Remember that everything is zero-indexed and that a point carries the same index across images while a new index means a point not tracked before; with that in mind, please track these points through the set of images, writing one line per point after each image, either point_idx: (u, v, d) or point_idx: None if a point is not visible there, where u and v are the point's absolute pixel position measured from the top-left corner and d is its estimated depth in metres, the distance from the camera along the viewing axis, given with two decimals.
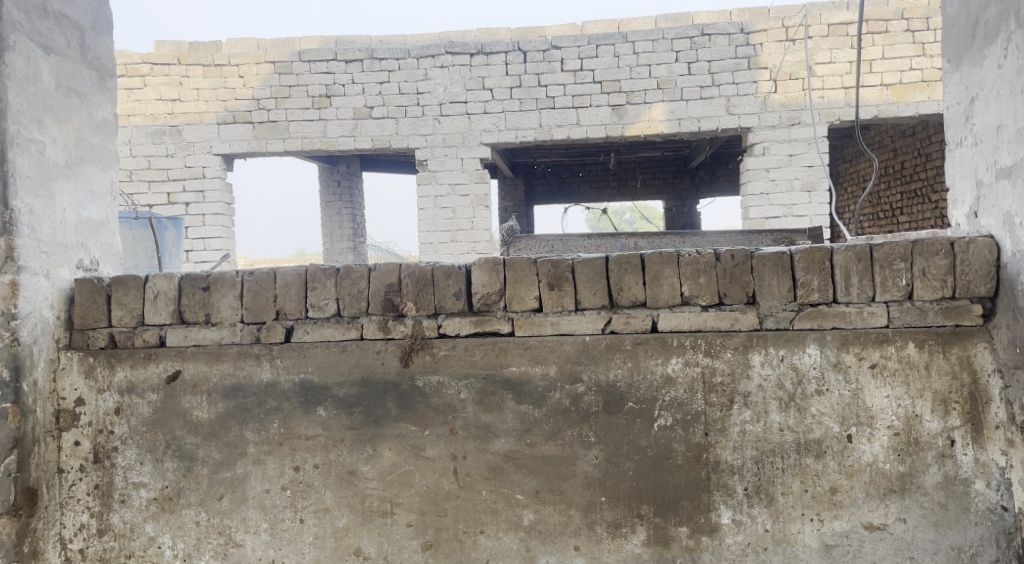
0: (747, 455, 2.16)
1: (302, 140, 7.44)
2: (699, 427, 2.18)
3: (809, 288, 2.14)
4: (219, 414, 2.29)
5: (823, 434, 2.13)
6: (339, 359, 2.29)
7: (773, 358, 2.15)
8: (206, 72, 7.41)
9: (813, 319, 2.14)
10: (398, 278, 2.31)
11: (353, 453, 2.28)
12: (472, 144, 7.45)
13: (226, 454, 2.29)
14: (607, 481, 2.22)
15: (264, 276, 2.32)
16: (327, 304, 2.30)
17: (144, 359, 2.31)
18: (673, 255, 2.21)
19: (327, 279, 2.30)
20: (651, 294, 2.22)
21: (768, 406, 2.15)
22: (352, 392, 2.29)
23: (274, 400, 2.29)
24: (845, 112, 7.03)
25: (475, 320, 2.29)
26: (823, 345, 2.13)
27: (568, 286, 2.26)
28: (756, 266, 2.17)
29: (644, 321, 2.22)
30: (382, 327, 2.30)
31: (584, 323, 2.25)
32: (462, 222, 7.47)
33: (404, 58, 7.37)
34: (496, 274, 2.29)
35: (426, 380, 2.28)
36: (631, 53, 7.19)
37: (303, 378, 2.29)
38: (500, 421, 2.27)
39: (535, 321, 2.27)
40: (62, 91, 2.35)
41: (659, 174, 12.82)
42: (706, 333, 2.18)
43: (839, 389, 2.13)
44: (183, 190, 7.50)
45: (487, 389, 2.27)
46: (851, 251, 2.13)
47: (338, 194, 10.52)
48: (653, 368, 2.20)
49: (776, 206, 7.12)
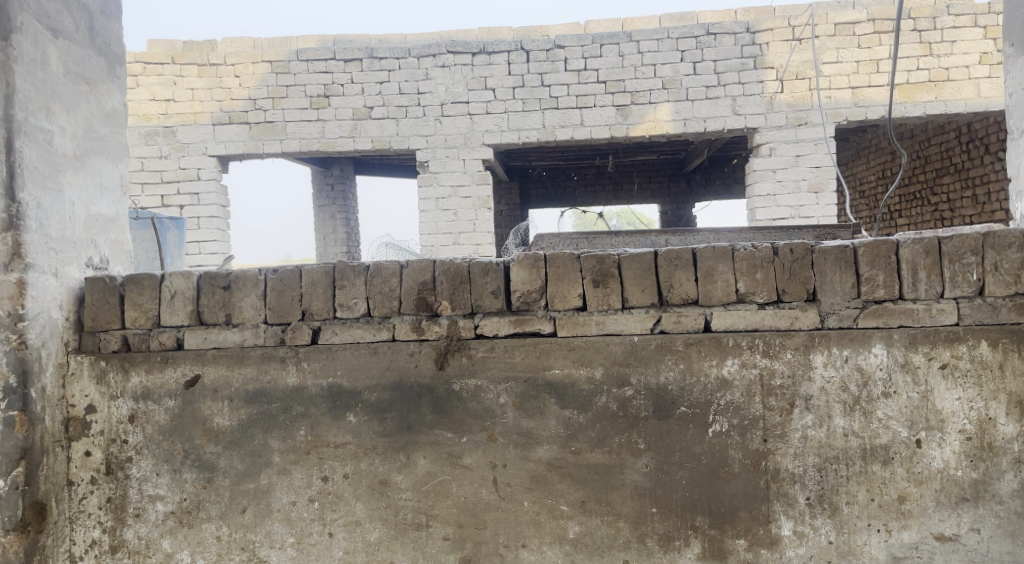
0: (810, 462, 2.03)
1: (300, 141, 7.28)
2: (758, 432, 2.05)
3: (873, 283, 2.02)
4: (242, 421, 2.13)
5: (891, 439, 2.01)
6: (370, 362, 2.14)
7: (837, 359, 2.02)
8: (201, 71, 7.23)
9: (878, 317, 2.02)
10: (433, 275, 2.17)
11: (386, 462, 2.13)
12: (474, 145, 7.31)
13: (249, 464, 2.13)
14: (659, 490, 2.08)
15: (289, 273, 2.16)
16: (357, 303, 2.15)
17: (160, 363, 2.14)
18: (728, 250, 2.09)
19: (357, 277, 2.16)
20: (704, 292, 2.09)
21: (831, 409, 2.02)
22: (384, 397, 2.14)
23: (300, 406, 2.13)
24: (852, 112, 6.98)
25: (515, 320, 2.15)
26: (890, 345, 2.01)
27: (615, 284, 2.12)
28: (817, 261, 2.05)
29: (697, 320, 2.09)
30: (416, 328, 2.15)
31: (633, 322, 2.11)
32: (464, 224, 7.31)
33: (405, 57, 7.23)
34: (536, 271, 2.15)
35: (464, 384, 2.14)
36: (635, 53, 7.09)
37: (331, 383, 2.13)
38: (543, 427, 2.13)
39: (580, 320, 2.13)
40: (70, 78, 2.19)
41: (655, 178, 12.73)
42: (764, 332, 2.05)
43: (907, 391, 2.00)
44: (177, 193, 7.30)
45: (529, 393, 2.13)
46: (918, 245, 2.01)
47: (333, 197, 10.34)
48: (708, 370, 2.07)
49: (783, 207, 7.03)
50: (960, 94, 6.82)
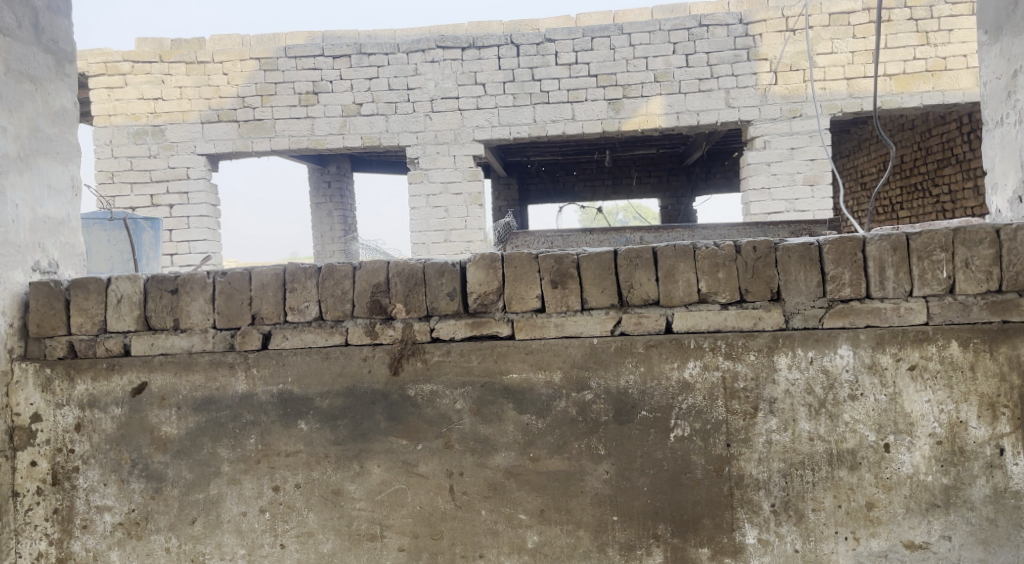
0: (774, 468, 1.96)
1: (289, 138, 7.21)
2: (721, 437, 1.98)
3: (839, 282, 1.95)
4: (190, 430, 2.08)
5: (858, 443, 1.93)
6: (322, 368, 2.08)
7: (802, 361, 1.95)
8: (189, 69, 7.17)
9: (844, 316, 1.94)
10: (386, 277, 2.10)
11: (338, 470, 2.07)
12: (465, 141, 7.24)
13: (198, 474, 2.07)
14: (620, 498, 2.01)
15: (239, 277, 2.10)
16: (308, 306, 2.09)
17: (106, 371, 2.09)
18: (688, 249, 2.02)
19: (309, 279, 2.10)
20: (665, 291, 2.02)
21: (796, 413, 1.95)
22: (337, 403, 2.08)
23: (250, 413, 2.07)
24: (848, 104, 6.87)
25: (472, 323, 2.09)
26: (856, 345, 1.93)
27: (573, 285, 2.06)
28: (781, 259, 1.97)
29: (658, 321, 2.02)
30: (369, 331, 2.09)
31: (592, 324, 2.05)
32: (455, 221, 7.25)
33: (394, 52, 7.16)
34: (493, 272, 2.09)
35: (419, 389, 2.08)
36: (627, 46, 7.01)
37: (282, 389, 2.07)
38: (499, 433, 2.06)
39: (538, 322, 2.07)
40: (12, 76, 2.13)
41: (655, 172, 12.63)
42: (727, 333, 1.98)
43: (875, 394, 1.93)
44: (166, 192, 7.24)
45: (486, 398, 2.07)
46: (886, 241, 1.93)
47: (329, 194, 10.29)
48: (668, 373, 2.00)
49: (779, 201, 6.93)
50: (958, 83, 6.70)
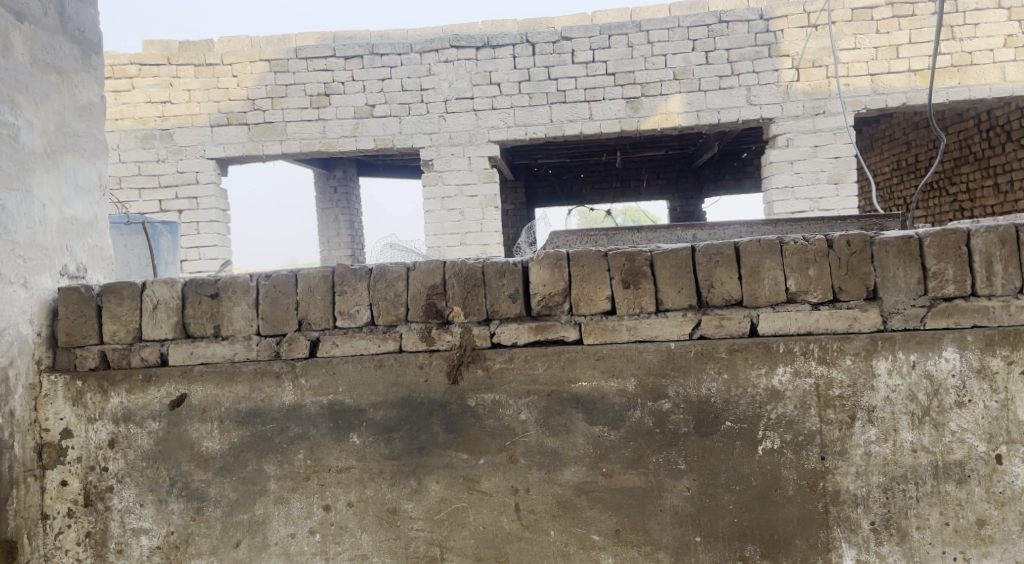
0: (874, 482, 1.80)
1: (300, 141, 7.05)
2: (814, 449, 1.82)
3: (943, 279, 1.79)
4: (233, 445, 1.91)
5: (966, 455, 1.77)
6: (375, 377, 1.91)
7: (903, 365, 1.79)
8: (198, 72, 7.01)
9: (948, 316, 1.78)
10: (443, 278, 1.94)
11: (394, 488, 1.90)
12: (480, 142, 7.08)
13: (243, 493, 1.90)
14: (703, 516, 1.85)
15: (283, 279, 1.94)
16: (359, 311, 1.93)
17: (142, 382, 1.92)
18: (774, 244, 1.86)
19: (359, 281, 1.94)
20: (749, 291, 1.86)
21: (897, 422, 1.79)
22: (392, 415, 1.91)
23: (298, 427, 1.90)
24: (872, 100, 6.72)
25: (536, 326, 1.92)
26: (963, 347, 1.77)
27: (647, 284, 1.90)
28: (877, 255, 1.82)
29: (742, 323, 1.86)
30: (426, 337, 1.92)
31: (669, 327, 1.88)
32: (471, 224, 7.08)
33: (407, 53, 7.01)
34: (559, 271, 1.92)
35: (481, 399, 1.91)
36: (645, 43, 6.86)
37: (332, 401, 1.91)
38: (570, 446, 1.90)
39: (610, 325, 1.90)
40: (38, 67, 1.97)
41: (664, 174, 12.47)
42: (819, 336, 1.82)
43: (984, 400, 1.77)
44: (175, 197, 7.07)
45: (554, 409, 1.90)
46: (993, 234, 1.77)
47: (335, 200, 10.11)
48: (755, 380, 1.84)
49: (802, 200, 6.79)
50: (985, 78, 6.55)
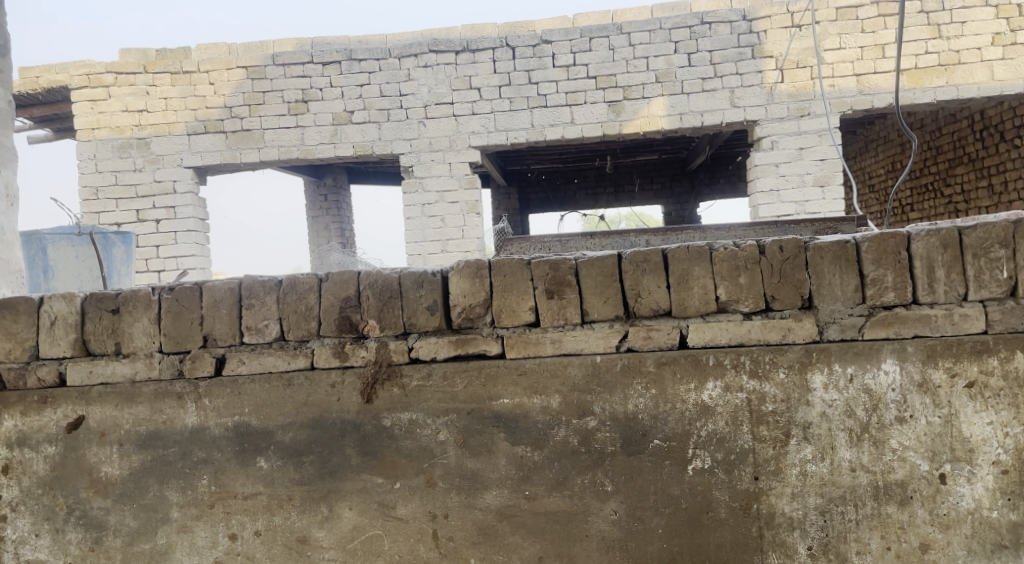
0: (811, 505, 1.68)
1: (279, 149, 6.96)
2: (747, 469, 1.70)
3: (881, 286, 1.67)
4: (134, 470, 1.80)
5: (908, 474, 1.65)
6: (284, 396, 1.80)
7: (840, 379, 1.68)
8: (175, 80, 6.95)
9: (888, 326, 1.67)
10: (357, 290, 1.83)
11: (304, 515, 1.79)
12: (461, 148, 6.98)
13: (144, 521, 1.80)
14: (631, 542, 1.74)
15: (188, 293, 1.83)
16: (267, 325, 1.82)
17: (38, 404, 1.82)
18: (703, 250, 1.74)
19: (268, 294, 1.83)
20: (678, 301, 1.75)
21: (835, 439, 1.67)
22: (301, 437, 1.80)
23: (202, 450, 1.80)
24: (858, 101, 6.60)
25: (456, 340, 1.81)
26: (903, 359, 1.66)
27: (571, 294, 1.78)
28: (812, 260, 1.70)
29: (671, 335, 1.75)
30: (339, 353, 1.81)
31: (594, 339, 1.77)
32: (452, 231, 6.97)
33: (386, 58, 6.92)
34: (479, 281, 1.81)
35: (396, 419, 1.80)
36: (626, 46, 6.76)
37: (237, 422, 1.80)
38: (490, 468, 1.78)
39: (532, 338, 1.79)
40: None
41: (658, 178, 12.34)
42: (752, 348, 1.71)
43: (927, 416, 1.65)
44: (152, 207, 6.99)
45: (474, 428, 1.79)
46: (934, 237, 1.66)
47: (326, 208, 10.05)
48: (684, 396, 1.73)
49: (788, 203, 6.67)
50: (973, 77, 6.40)
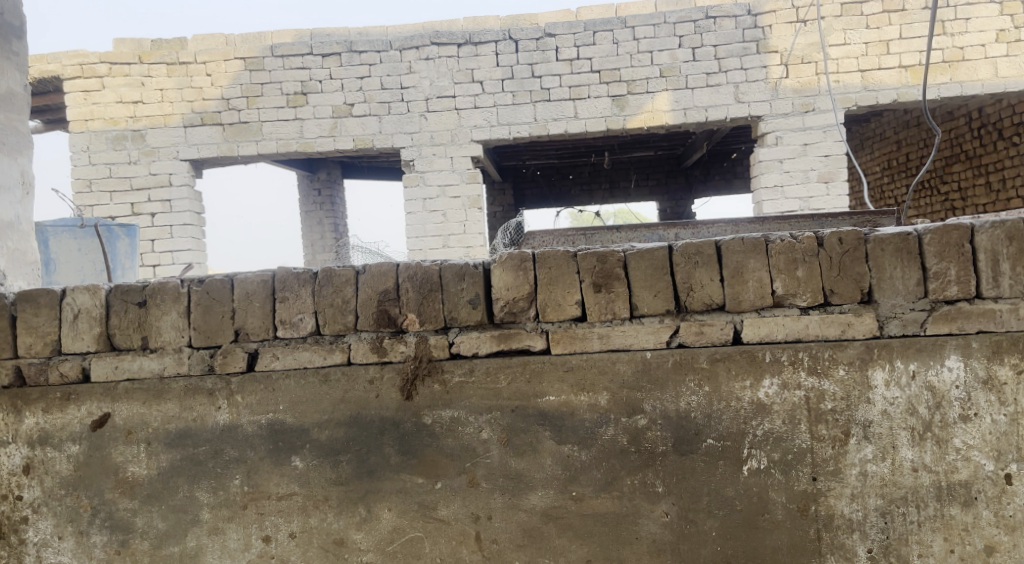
0: (871, 506, 1.63)
1: (277, 141, 6.85)
2: (805, 469, 1.65)
3: (944, 279, 1.62)
4: (163, 470, 1.72)
5: (972, 474, 1.60)
6: (320, 394, 1.72)
7: (902, 376, 1.62)
8: (171, 71, 6.81)
9: (951, 321, 1.61)
10: (396, 282, 1.75)
11: (341, 517, 1.71)
12: (462, 142, 6.89)
13: (173, 523, 1.72)
14: (683, 545, 1.68)
15: (218, 285, 1.75)
16: (302, 319, 1.74)
17: (61, 401, 1.73)
18: (759, 243, 1.68)
19: (302, 286, 1.75)
20: (732, 295, 1.69)
21: (896, 438, 1.62)
22: (338, 436, 1.72)
23: (234, 449, 1.72)
24: (862, 97, 6.56)
25: (499, 335, 1.74)
26: (968, 356, 1.60)
27: (620, 288, 1.71)
28: (872, 253, 1.65)
29: (725, 330, 1.69)
30: (377, 348, 1.73)
31: (645, 335, 1.71)
32: (454, 226, 6.87)
33: (386, 50, 6.82)
34: (523, 274, 1.74)
35: (437, 417, 1.73)
36: (630, 40, 6.70)
37: (271, 420, 1.72)
38: (536, 468, 1.72)
39: (579, 333, 1.72)
40: None
41: (653, 175, 12.31)
42: (809, 344, 1.65)
43: (992, 414, 1.60)
44: (147, 200, 6.86)
45: (519, 426, 1.72)
46: (1000, 229, 1.60)
47: (320, 203, 9.90)
48: (739, 393, 1.67)
49: (792, 199, 6.64)
50: (977, 74, 6.37)
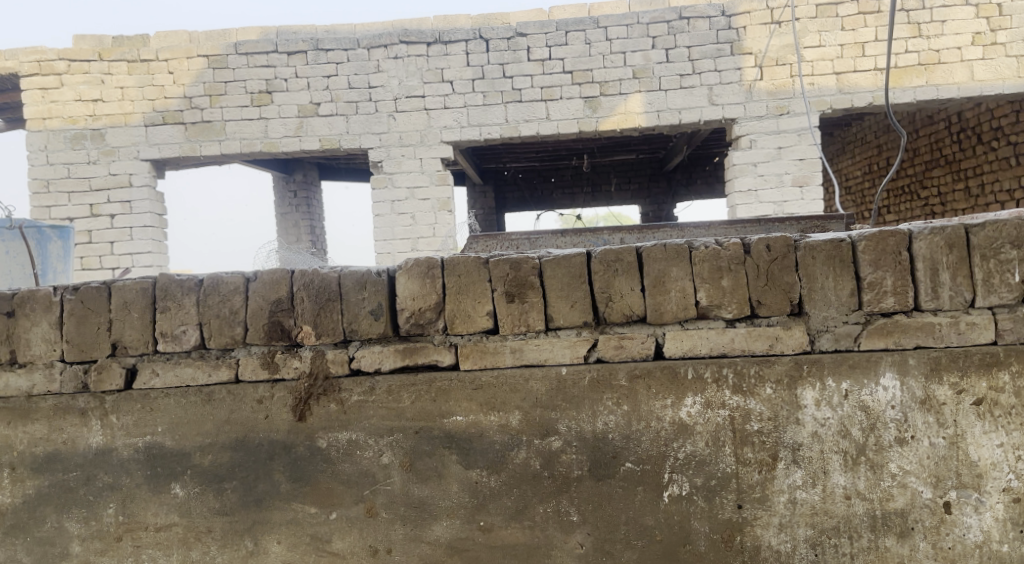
0: (800, 537, 1.50)
1: (241, 141, 6.68)
2: (729, 495, 1.52)
3: (880, 290, 1.49)
4: (28, 498, 1.59)
5: (909, 503, 1.47)
6: (204, 414, 1.58)
7: (833, 396, 1.49)
8: (132, 69, 6.65)
9: (887, 335, 1.49)
10: (290, 291, 1.60)
11: (226, 550, 1.58)
12: (432, 143, 6.75)
13: (40, 556, 1.59)
14: None
15: (94, 294, 1.59)
16: (186, 331, 1.59)
17: None
18: (682, 249, 1.55)
19: (187, 295, 1.59)
20: (653, 306, 1.55)
21: (827, 463, 1.49)
22: (223, 460, 1.58)
23: (108, 475, 1.58)
24: (837, 100, 6.47)
25: (403, 349, 1.60)
26: (904, 374, 1.47)
27: (534, 298, 1.57)
28: (804, 260, 1.51)
29: (645, 344, 1.55)
30: (268, 364, 1.59)
31: (559, 349, 1.57)
32: (423, 229, 6.72)
33: (354, 48, 6.67)
34: (428, 282, 1.59)
35: (333, 440, 1.58)
36: (603, 40, 6.58)
37: (149, 443, 1.58)
38: (439, 495, 1.57)
39: (489, 347, 1.58)
40: None
41: (635, 178, 12.19)
42: (734, 360, 1.53)
43: (930, 437, 1.47)
44: (107, 201, 6.67)
45: (422, 449, 1.58)
46: (939, 236, 1.47)
47: (295, 205, 9.72)
48: (660, 413, 1.54)
49: (766, 203, 6.53)
50: (953, 77, 6.27)
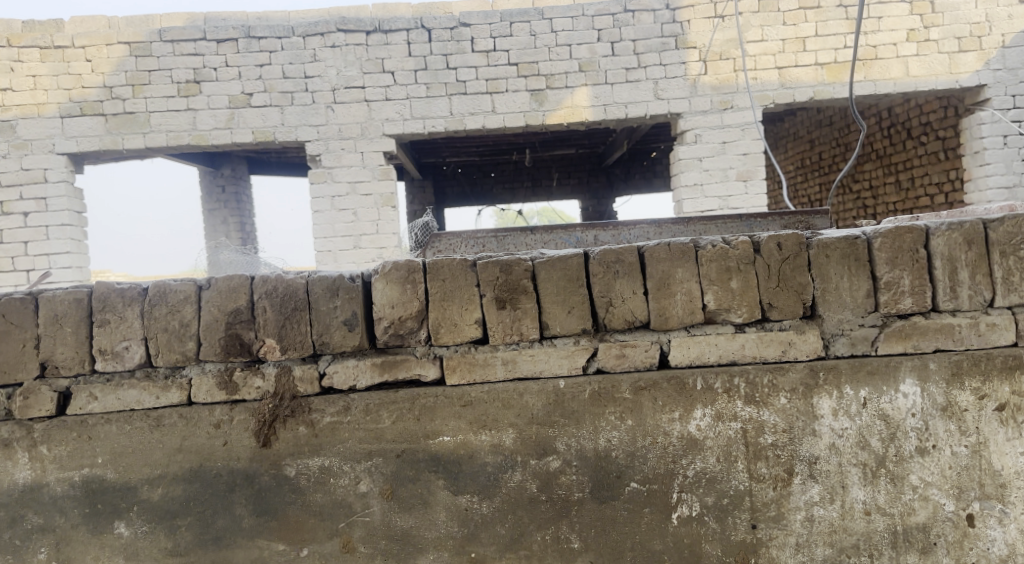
0: (819, 556, 1.40)
1: (167, 134, 6.27)
2: (743, 515, 1.40)
3: (897, 290, 1.40)
4: None
5: (931, 517, 1.39)
6: (151, 443, 1.37)
7: (852, 404, 1.40)
8: (44, 56, 6.16)
9: (904, 339, 1.40)
10: (249, 300, 1.40)
11: None
12: (374, 136, 6.47)
13: None
14: None
15: (16, 307, 1.36)
16: (129, 348, 1.38)
17: None
18: (688, 249, 1.42)
19: (129, 307, 1.38)
20: (658, 311, 1.42)
21: (846, 477, 1.39)
22: (176, 495, 1.37)
23: (38, 516, 1.36)
24: (779, 95, 6.53)
25: (382, 363, 1.42)
26: (924, 379, 1.39)
27: (527, 303, 1.42)
28: (817, 259, 1.41)
29: (650, 352, 1.43)
30: (226, 383, 1.39)
31: (557, 360, 1.42)
32: (366, 225, 6.47)
33: (289, 36, 6.35)
34: (408, 288, 1.42)
35: (304, 467, 1.39)
36: (548, 32, 6.46)
37: (87, 477, 1.37)
38: (425, 526, 1.40)
39: (478, 359, 1.42)
40: None
41: (575, 173, 12.14)
42: (746, 368, 1.41)
43: (952, 446, 1.39)
44: (19, 198, 6.18)
45: (405, 475, 1.41)
46: (957, 232, 1.39)
47: (224, 201, 9.25)
48: (667, 427, 1.41)
49: (711, 198, 6.53)
50: (890, 72, 6.39)
